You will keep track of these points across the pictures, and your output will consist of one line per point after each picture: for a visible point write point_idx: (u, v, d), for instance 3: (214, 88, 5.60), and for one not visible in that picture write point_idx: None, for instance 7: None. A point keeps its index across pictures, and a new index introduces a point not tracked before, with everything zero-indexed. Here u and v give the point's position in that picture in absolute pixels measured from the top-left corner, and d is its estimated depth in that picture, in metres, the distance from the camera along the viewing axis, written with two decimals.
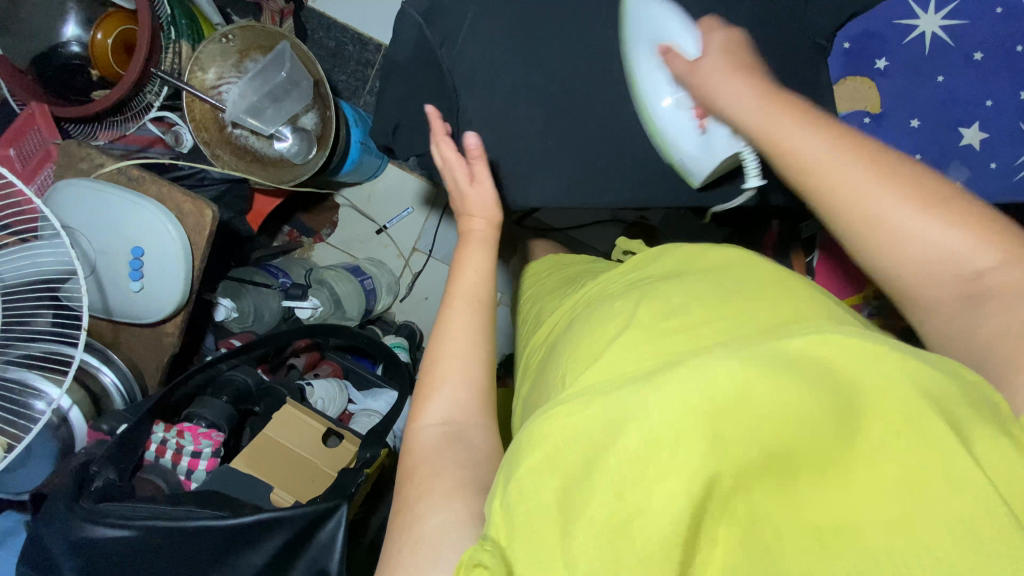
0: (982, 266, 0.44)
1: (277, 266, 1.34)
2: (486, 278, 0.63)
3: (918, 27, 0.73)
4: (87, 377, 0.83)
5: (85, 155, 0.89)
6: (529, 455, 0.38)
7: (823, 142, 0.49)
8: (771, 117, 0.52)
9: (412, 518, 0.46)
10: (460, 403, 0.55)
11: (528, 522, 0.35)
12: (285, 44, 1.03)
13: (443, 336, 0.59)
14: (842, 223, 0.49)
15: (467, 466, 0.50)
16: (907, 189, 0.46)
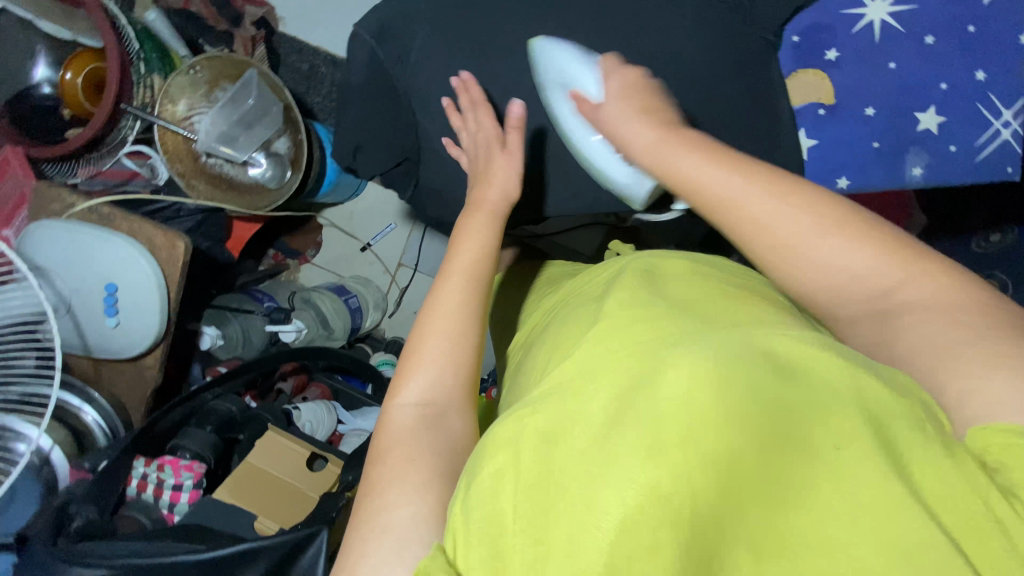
0: (886, 288, 0.44)
1: (262, 291, 1.35)
2: (488, 252, 0.57)
3: (866, 16, 0.65)
4: (68, 417, 0.83)
5: (57, 195, 0.90)
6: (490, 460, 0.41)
7: (730, 176, 0.48)
8: (670, 154, 0.50)
9: (381, 502, 0.45)
10: (445, 385, 0.52)
11: (483, 527, 0.37)
12: (253, 72, 1.05)
13: (433, 312, 0.55)
14: (759, 250, 0.48)
15: (441, 456, 0.48)
16: (815, 217, 0.46)
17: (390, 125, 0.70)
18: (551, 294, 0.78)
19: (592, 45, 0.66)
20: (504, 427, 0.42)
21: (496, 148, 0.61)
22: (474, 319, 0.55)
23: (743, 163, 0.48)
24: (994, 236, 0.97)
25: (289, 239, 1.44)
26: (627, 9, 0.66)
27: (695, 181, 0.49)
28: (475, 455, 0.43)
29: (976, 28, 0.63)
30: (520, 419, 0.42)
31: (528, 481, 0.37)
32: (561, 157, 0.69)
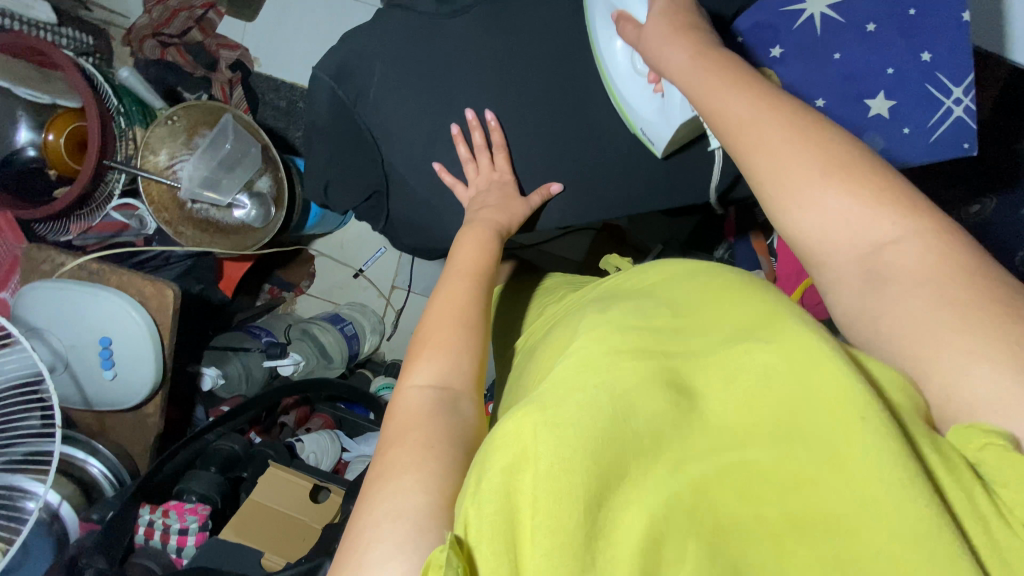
0: (884, 238, 0.44)
1: (260, 327, 1.37)
2: (489, 253, 0.60)
3: (806, 11, 0.66)
4: (74, 471, 0.85)
5: (46, 257, 0.93)
6: (499, 453, 0.34)
7: (748, 104, 0.49)
8: (701, 78, 0.51)
9: (396, 485, 0.40)
10: (461, 370, 0.49)
11: (500, 518, 0.32)
12: (227, 117, 1.07)
13: (439, 306, 0.54)
14: (764, 189, 0.48)
15: (456, 437, 0.44)
16: (821, 155, 0.46)
17: (358, 161, 0.72)
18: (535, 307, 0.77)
19: (545, 64, 0.68)
20: (510, 420, 0.36)
21: (510, 193, 0.67)
22: (481, 314, 0.54)
23: (767, 94, 0.49)
24: (976, 206, 0.97)
25: (284, 273, 1.46)
26: (575, 26, 0.67)
27: (715, 111, 0.50)
28: (480, 452, 0.37)
29: (917, 11, 0.63)
30: (530, 413, 0.36)
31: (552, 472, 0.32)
32: (526, 174, 0.70)
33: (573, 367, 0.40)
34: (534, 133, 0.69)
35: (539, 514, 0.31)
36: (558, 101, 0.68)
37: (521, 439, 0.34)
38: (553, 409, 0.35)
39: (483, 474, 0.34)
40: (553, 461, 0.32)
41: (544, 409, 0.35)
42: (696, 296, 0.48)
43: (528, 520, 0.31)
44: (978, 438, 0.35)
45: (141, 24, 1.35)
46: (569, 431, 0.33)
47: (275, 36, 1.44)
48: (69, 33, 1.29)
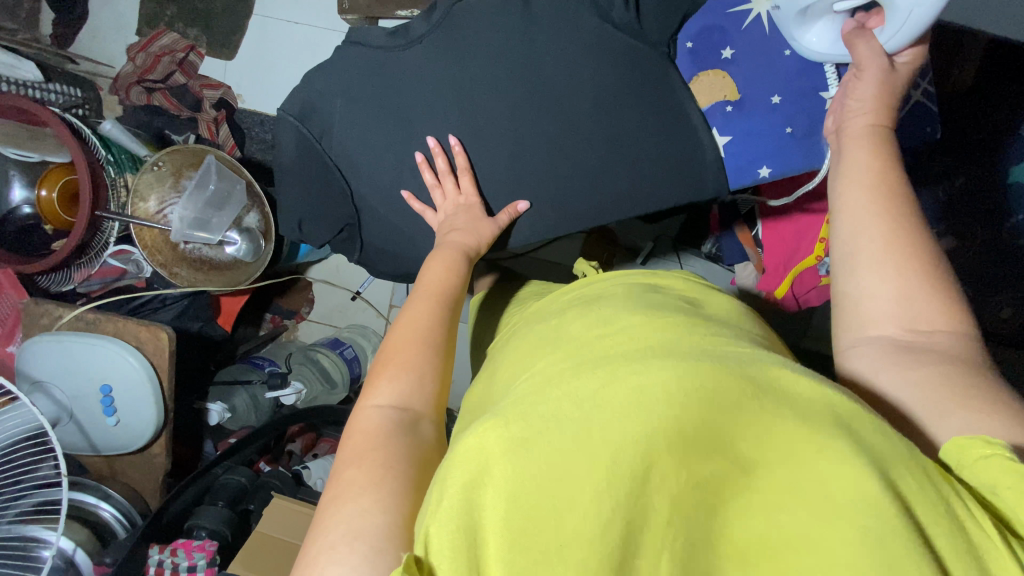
0: (930, 334, 0.47)
1: (263, 357, 1.39)
2: (455, 273, 0.61)
3: (751, 10, 0.68)
4: (87, 516, 0.88)
5: (45, 311, 0.96)
6: (462, 469, 0.35)
7: (872, 182, 0.53)
8: (859, 136, 0.56)
9: (355, 508, 0.42)
10: (422, 394, 0.51)
11: (456, 525, 0.33)
12: (210, 158, 1.10)
13: (406, 327, 0.55)
14: (838, 243, 0.53)
15: (415, 461, 0.46)
16: (909, 263, 0.49)
17: (327, 196, 0.74)
18: (509, 318, 0.77)
19: (501, 83, 0.68)
20: (472, 435, 0.37)
21: (478, 215, 0.69)
22: (445, 333, 0.56)
23: (902, 188, 0.52)
24: (961, 178, 0.97)
25: (282, 301, 1.49)
26: (527, 43, 0.67)
27: (838, 176, 0.56)
28: (441, 469, 0.37)
29: None
30: (490, 429, 0.37)
31: (512, 486, 0.33)
32: (495, 192, 0.71)
33: (531, 386, 0.42)
34: (495, 151, 0.69)
35: (502, 531, 0.32)
36: (517, 118, 0.68)
37: (488, 454, 0.35)
38: (520, 422, 0.36)
39: (443, 492, 0.35)
40: (519, 482, 0.33)
41: (511, 425, 0.36)
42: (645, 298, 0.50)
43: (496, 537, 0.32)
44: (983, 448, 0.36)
45: (127, 72, 1.40)
46: (534, 453, 0.34)
47: (254, 72, 1.47)
48: (57, 88, 1.32)
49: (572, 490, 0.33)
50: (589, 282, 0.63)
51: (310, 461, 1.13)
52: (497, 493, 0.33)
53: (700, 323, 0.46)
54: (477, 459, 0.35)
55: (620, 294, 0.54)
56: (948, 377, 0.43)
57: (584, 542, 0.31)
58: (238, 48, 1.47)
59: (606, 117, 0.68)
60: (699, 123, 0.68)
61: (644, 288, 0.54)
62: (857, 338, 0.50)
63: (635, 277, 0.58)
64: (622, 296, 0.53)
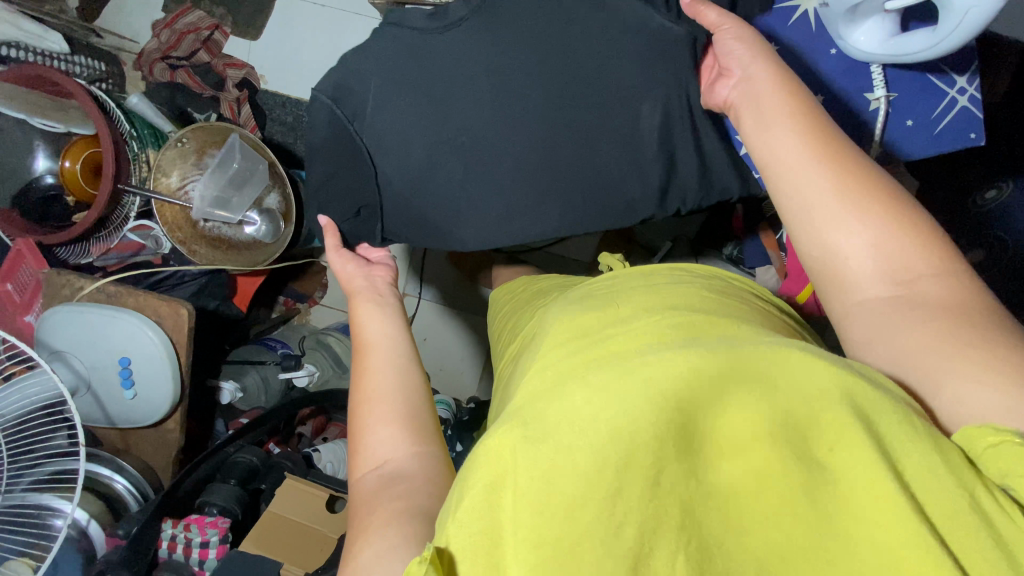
0: (909, 273, 0.45)
1: (275, 339, 1.39)
2: (387, 324, 0.61)
3: (799, 7, 0.67)
4: (100, 487, 0.88)
5: (65, 281, 0.96)
6: (481, 472, 0.34)
7: (797, 141, 0.51)
8: (765, 101, 0.55)
9: (351, 554, 0.44)
10: (398, 438, 0.52)
11: (474, 520, 0.34)
12: (235, 136, 1.10)
13: (364, 380, 0.55)
14: (787, 209, 0.51)
15: (399, 497, 0.46)
16: (863, 204, 0.47)
17: (356, 178, 0.74)
18: (532, 311, 0.76)
19: (539, 71, 0.67)
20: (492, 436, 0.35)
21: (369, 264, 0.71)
22: (408, 368, 0.57)
23: (822, 136, 0.51)
24: (993, 190, 0.95)
25: (296, 285, 1.48)
26: (567, 30, 0.67)
27: (761, 142, 0.54)
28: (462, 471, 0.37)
29: None
30: (506, 432, 0.35)
31: (524, 491, 0.33)
32: (526, 180, 0.69)
33: (537, 388, 0.41)
34: (529, 138, 0.68)
35: (518, 534, 0.32)
36: (552, 106, 0.67)
37: (507, 450, 0.34)
38: (535, 421, 0.35)
39: (462, 494, 0.35)
40: (533, 486, 0.32)
41: (528, 423, 0.35)
42: (670, 303, 0.48)
43: (512, 543, 0.32)
44: (989, 438, 0.35)
45: (150, 48, 1.39)
46: (549, 449, 0.33)
47: (278, 53, 1.47)
48: (82, 61, 1.33)
49: (582, 485, 0.32)
50: (620, 274, 0.60)
51: (320, 445, 1.13)
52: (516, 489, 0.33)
53: (728, 327, 0.44)
54: (496, 463, 0.34)
55: (644, 290, 0.51)
56: (946, 333, 0.42)
57: (597, 539, 0.31)
58: (263, 29, 1.47)
59: (642, 109, 0.67)
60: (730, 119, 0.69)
61: (668, 285, 0.52)
62: (848, 305, 0.48)
63: (655, 275, 0.56)
64: (648, 293, 0.51)
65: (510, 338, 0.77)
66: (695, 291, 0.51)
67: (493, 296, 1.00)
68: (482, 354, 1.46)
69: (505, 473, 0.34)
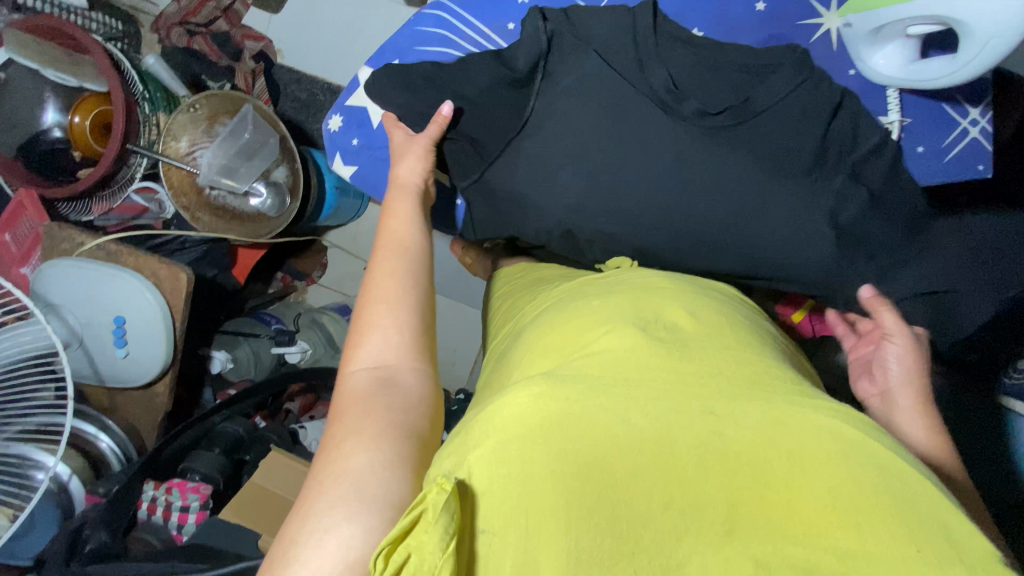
0: None
1: (270, 313, 1.39)
2: (417, 231, 0.62)
3: (823, 25, 0.69)
4: (84, 444, 0.87)
5: (66, 236, 0.96)
6: (518, 425, 0.35)
7: (939, 468, 0.50)
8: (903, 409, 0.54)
9: (338, 456, 0.43)
10: (393, 348, 0.52)
11: (500, 464, 0.34)
12: (248, 107, 1.10)
13: (380, 286, 0.55)
14: None
15: (398, 420, 0.47)
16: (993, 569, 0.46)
17: None
18: (530, 297, 0.76)
19: (567, 67, 0.68)
20: (529, 392, 0.36)
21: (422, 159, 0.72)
22: (425, 288, 0.57)
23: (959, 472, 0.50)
24: None
25: (297, 262, 1.49)
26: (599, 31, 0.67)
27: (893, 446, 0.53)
28: (485, 411, 0.38)
29: None
30: (539, 388, 0.36)
31: (566, 469, 0.33)
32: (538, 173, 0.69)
33: (581, 367, 0.39)
34: (551, 128, 0.68)
35: (546, 500, 0.32)
36: (580, 99, 0.67)
37: (542, 416, 0.35)
38: (579, 402, 0.36)
39: (487, 431, 0.36)
40: (571, 470, 0.33)
41: (575, 395, 0.36)
42: (711, 309, 0.47)
43: (539, 500, 0.32)
44: None
45: (170, 12, 1.39)
46: (603, 443, 0.35)
47: (299, 28, 1.46)
48: (99, 17, 1.32)
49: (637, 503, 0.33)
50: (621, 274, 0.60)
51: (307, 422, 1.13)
52: (554, 453, 0.34)
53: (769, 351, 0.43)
54: (536, 417, 0.35)
55: (680, 286, 0.50)
56: None
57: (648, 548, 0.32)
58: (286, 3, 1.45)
59: None
60: (777, 93, 0.65)
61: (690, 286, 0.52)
62: None
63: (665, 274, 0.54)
64: (688, 290, 0.50)
65: (504, 324, 0.77)
66: (725, 300, 0.51)
67: (497, 274, 1.00)
68: (475, 347, 1.47)
69: (544, 433, 0.34)
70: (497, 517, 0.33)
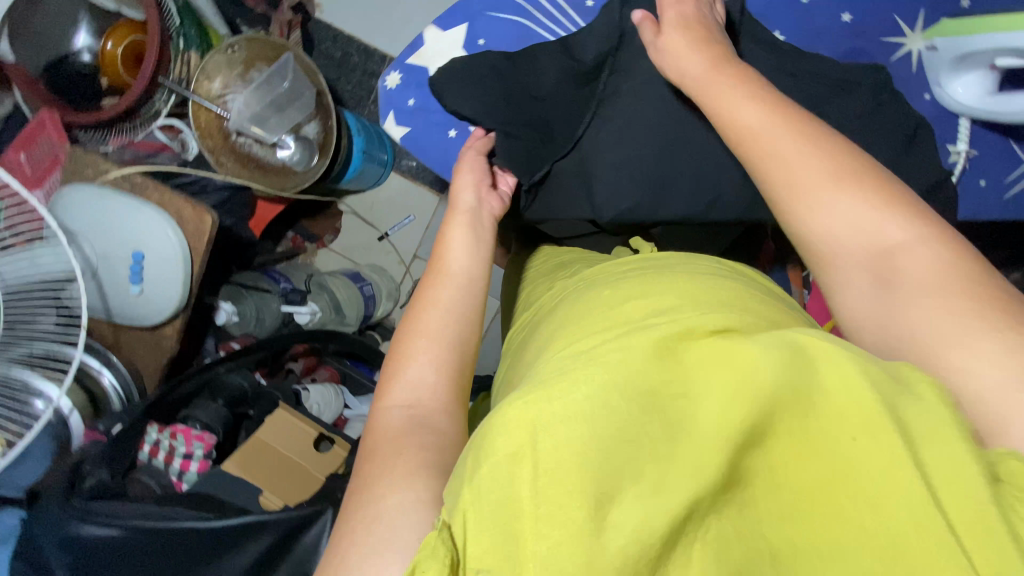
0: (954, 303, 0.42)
1: (278, 272, 1.36)
2: (475, 258, 0.59)
3: (904, 46, 0.72)
4: (86, 379, 0.85)
5: (91, 161, 0.93)
6: (501, 437, 0.33)
7: (822, 162, 0.48)
8: (767, 133, 0.51)
9: (373, 492, 0.41)
10: (432, 383, 0.49)
11: (490, 488, 0.32)
12: (288, 55, 1.06)
13: (422, 316, 0.54)
14: (807, 245, 0.49)
15: (437, 448, 0.44)
16: (891, 217, 0.46)
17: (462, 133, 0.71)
18: (557, 281, 0.74)
19: (643, 56, 0.68)
20: (510, 407, 0.35)
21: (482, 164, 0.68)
22: (473, 318, 0.55)
23: (838, 153, 0.49)
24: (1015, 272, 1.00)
25: (309, 223, 1.47)
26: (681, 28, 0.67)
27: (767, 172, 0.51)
28: (478, 436, 0.36)
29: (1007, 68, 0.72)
30: (528, 400, 0.35)
31: (547, 466, 0.32)
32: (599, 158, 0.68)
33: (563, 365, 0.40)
34: (616, 119, 0.68)
35: (538, 505, 0.31)
36: (652, 91, 0.66)
37: (521, 425, 0.33)
38: (553, 399, 0.34)
39: (479, 459, 0.34)
40: (551, 466, 0.32)
41: (553, 397, 0.34)
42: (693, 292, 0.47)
43: (528, 509, 0.31)
44: None
45: None
46: (569, 428, 0.33)
47: None
48: None
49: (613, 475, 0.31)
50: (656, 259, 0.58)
51: (309, 385, 1.10)
52: (540, 466, 0.32)
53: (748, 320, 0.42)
54: (517, 423, 0.33)
55: (669, 278, 0.50)
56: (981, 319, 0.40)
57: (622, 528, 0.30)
58: None
59: None
60: (851, 113, 0.64)
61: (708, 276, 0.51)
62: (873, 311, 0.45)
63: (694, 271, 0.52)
64: (671, 279, 0.50)
65: (526, 311, 0.74)
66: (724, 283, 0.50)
67: (531, 253, 0.96)
68: None
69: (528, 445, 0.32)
70: (491, 545, 0.30)
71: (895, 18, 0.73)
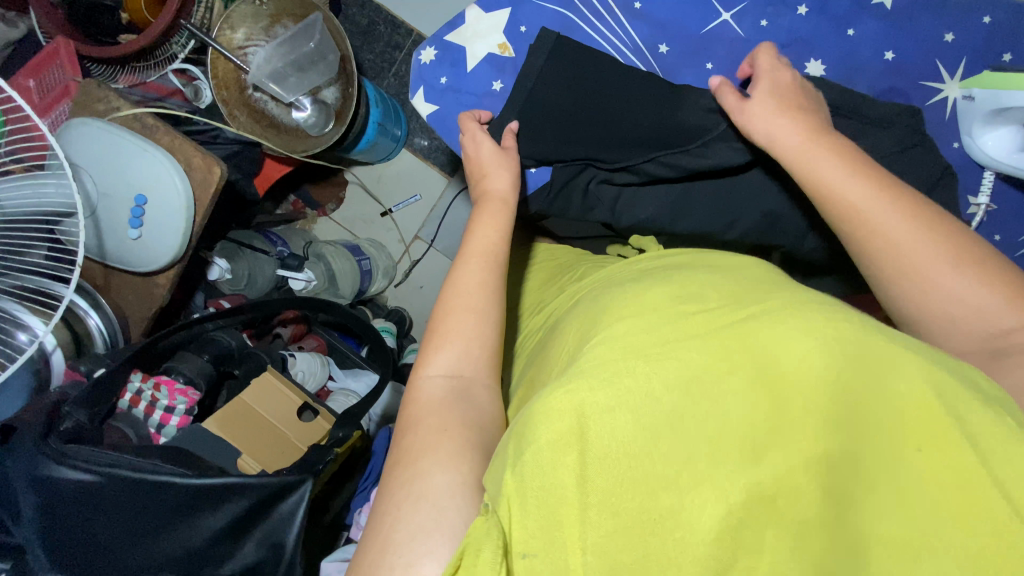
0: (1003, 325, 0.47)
1: (277, 234, 1.34)
2: (500, 235, 0.61)
3: (941, 92, 0.76)
4: (73, 318, 0.82)
5: (102, 96, 0.90)
6: (547, 431, 0.35)
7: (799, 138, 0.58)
8: (775, 115, 0.60)
9: (417, 467, 0.43)
10: (470, 356, 0.52)
11: (540, 481, 0.35)
12: (317, 15, 1.04)
13: (454, 292, 0.55)
14: (834, 214, 0.55)
15: (475, 427, 0.47)
16: (904, 207, 0.52)
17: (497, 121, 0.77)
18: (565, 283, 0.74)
19: None
20: (547, 402, 0.37)
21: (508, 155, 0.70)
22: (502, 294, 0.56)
23: (835, 141, 0.57)
24: None
25: (314, 189, 1.44)
26: None
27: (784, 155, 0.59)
28: (519, 424, 0.38)
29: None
30: (569, 392, 0.37)
31: (594, 460, 0.34)
32: None
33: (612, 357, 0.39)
34: None
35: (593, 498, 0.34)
36: None
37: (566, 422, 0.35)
38: (588, 394, 0.36)
39: (523, 447, 0.36)
40: (603, 457, 0.34)
41: (595, 391, 0.36)
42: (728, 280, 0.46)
43: (578, 501, 0.34)
44: None
45: None
46: (618, 418, 0.35)
47: None
48: None
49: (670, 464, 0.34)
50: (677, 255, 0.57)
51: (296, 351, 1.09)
52: (582, 459, 0.34)
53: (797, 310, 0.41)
54: (563, 419, 0.35)
55: (704, 270, 0.49)
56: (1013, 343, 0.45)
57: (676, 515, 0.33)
58: None
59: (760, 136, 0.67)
60: (880, 150, 0.65)
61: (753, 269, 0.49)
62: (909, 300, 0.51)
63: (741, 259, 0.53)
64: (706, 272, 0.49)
65: (533, 310, 0.74)
66: (768, 274, 0.49)
67: (531, 249, 0.95)
68: None
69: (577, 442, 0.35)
70: (548, 534, 0.34)
71: (936, 65, 0.76)
